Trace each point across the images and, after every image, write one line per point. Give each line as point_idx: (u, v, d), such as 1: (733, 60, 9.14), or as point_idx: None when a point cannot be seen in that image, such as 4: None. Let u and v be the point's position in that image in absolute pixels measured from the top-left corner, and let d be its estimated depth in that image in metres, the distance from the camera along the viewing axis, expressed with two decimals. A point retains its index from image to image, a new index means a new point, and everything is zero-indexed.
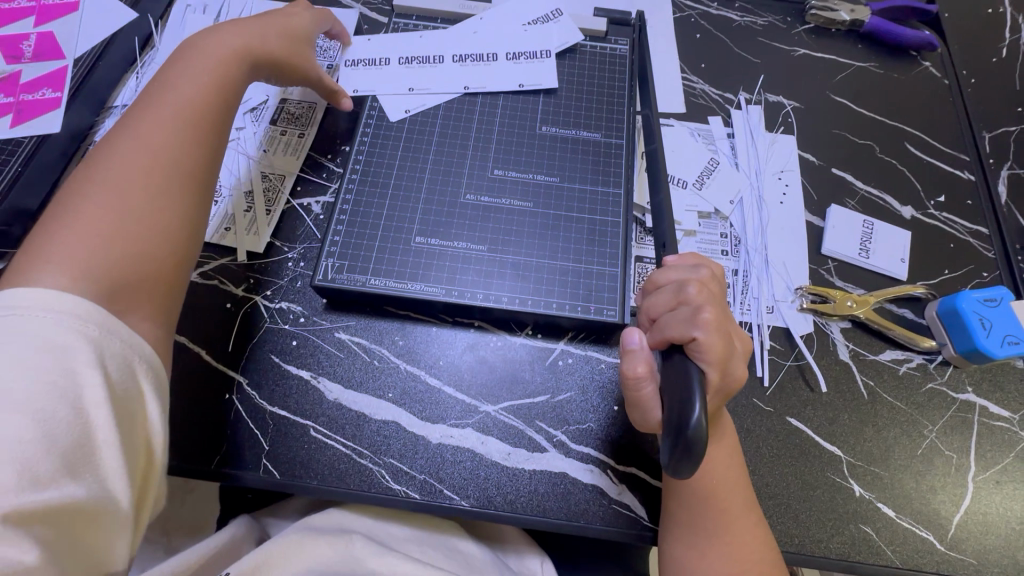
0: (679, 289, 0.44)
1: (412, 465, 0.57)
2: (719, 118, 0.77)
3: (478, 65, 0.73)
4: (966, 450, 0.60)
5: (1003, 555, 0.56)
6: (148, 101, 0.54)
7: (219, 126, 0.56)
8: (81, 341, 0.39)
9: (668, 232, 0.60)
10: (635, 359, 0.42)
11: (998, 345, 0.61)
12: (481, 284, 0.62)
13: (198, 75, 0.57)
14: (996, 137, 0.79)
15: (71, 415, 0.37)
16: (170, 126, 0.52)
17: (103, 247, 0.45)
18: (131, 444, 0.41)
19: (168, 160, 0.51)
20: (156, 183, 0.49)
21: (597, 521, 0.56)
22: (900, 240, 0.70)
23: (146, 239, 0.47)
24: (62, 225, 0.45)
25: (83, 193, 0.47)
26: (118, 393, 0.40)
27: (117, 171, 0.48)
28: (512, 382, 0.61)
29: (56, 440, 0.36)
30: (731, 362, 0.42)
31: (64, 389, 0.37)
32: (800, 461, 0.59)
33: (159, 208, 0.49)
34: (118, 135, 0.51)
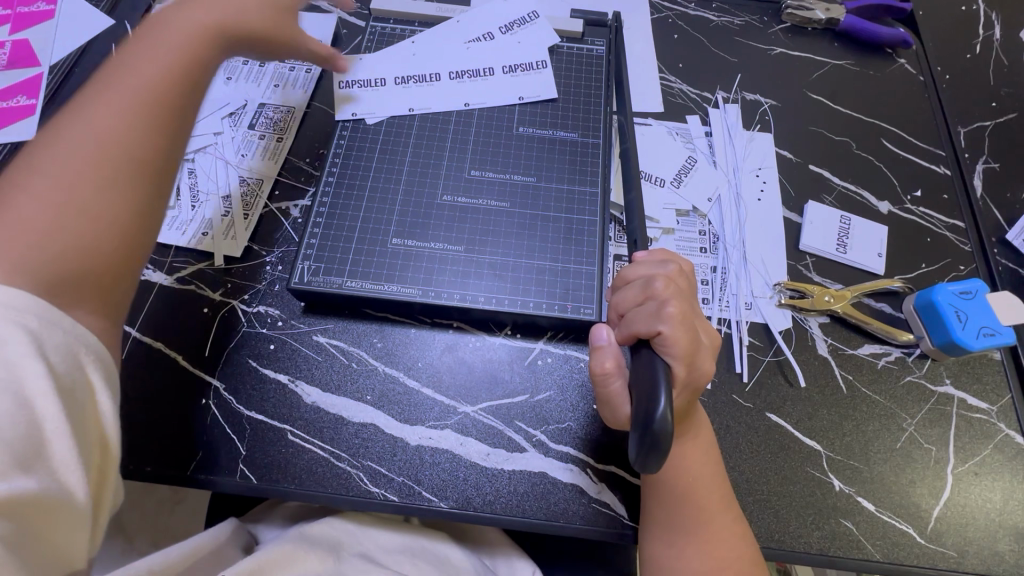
0: (646, 284, 0.44)
1: (390, 468, 0.57)
2: (696, 116, 0.78)
3: (476, 80, 0.72)
4: (944, 443, 0.61)
5: (982, 548, 0.56)
6: (108, 79, 0.50)
7: (185, 106, 0.51)
8: (20, 333, 0.37)
9: (639, 229, 0.60)
10: (602, 355, 0.43)
11: (974, 337, 0.61)
12: (458, 284, 0.62)
13: (156, 51, 0.51)
14: (971, 131, 0.80)
15: (17, 407, 0.36)
16: (123, 110, 0.48)
17: (43, 241, 0.42)
18: (82, 435, 0.39)
19: (119, 149, 0.47)
20: (104, 174, 0.46)
21: (576, 520, 0.56)
22: (877, 235, 0.71)
23: (90, 233, 0.44)
24: (5, 212, 0.42)
25: (26, 181, 0.44)
26: (66, 384, 0.39)
27: (62, 160, 0.45)
28: (490, 383, 0.61)
29: (3, 433, 0.35)
30: (699, 358, 0.42)
31: (6, 383, 0.36)
32: (779, 456, 0.59)
33: (106, 200, 0.45)
34: (66, 119, 0.47)
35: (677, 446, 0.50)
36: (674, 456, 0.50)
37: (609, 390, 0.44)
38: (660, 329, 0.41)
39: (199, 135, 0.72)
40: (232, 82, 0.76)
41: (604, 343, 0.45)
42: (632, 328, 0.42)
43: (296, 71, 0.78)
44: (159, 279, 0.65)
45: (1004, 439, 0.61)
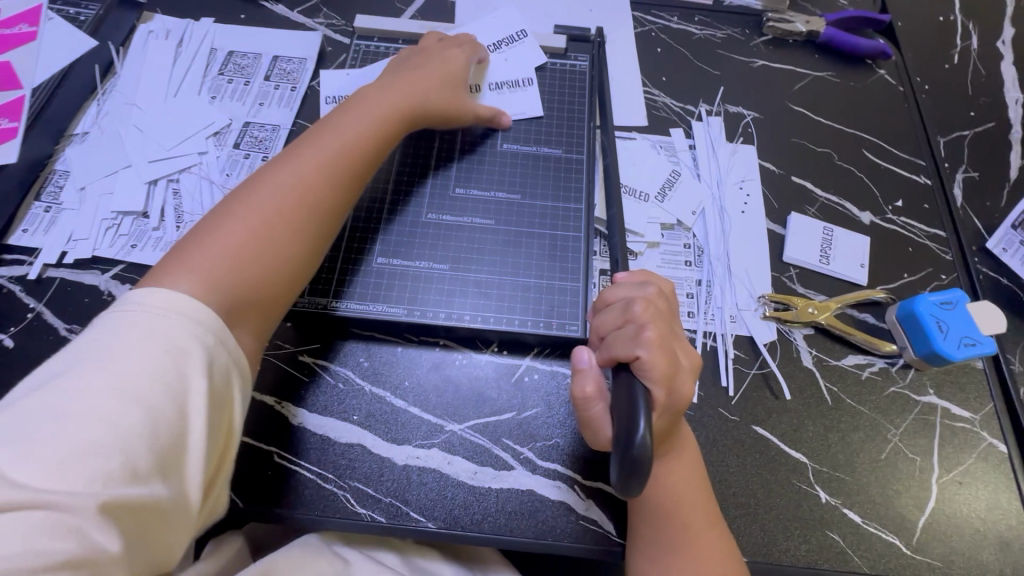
0: (625, 308, 0.45)
1: (377, 488, 0.57)
2: (680, 130, 0.78)
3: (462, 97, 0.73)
4: (929, 452, 0.61)
5: (968, 557, 0.57)
6: (311, 137, 0.57)
7: (365, 171, 0.58)
8: (198, 343, 0.41)
9: (619, 248, 0.61)
10: (584, 379, 0.44)
11: (955, 347, 0.62)
12: (443, 303, 0.62)
13: (362, 119, 0.60)
14: (950, 141, 0.81)
15: (176, 414, 0.38)
16: (326, 164, 0.55)
17: (238, 264, 0.48)
18: (212, 450, 0.41)
19: (315, 196, 0.54)
20: (298, 213, 0.52)
21: (564, 537, 0.56)
22: (859, 245, 0.71)
23: (273, 263, 0.50)
24: (208, 234, 0.49)
25: (236, 207, 0.51)
26: (215, 396, 0.41)
27: (271, 195, 0.52)
28: (477, 401, 0.61)
29: (159, 438, 0.37)
30: (677, 379, 0.42)
31: (176, 388, 0.39)
32: (766, 469, 0.59)
33: (290, 234, 0.51)
34: (281, 161, 0.55)
35: (662, 464, 0.50)
36: (658, 473, 0.50)
37: (591, 413, 0.44)
38: (638, 353, 0.41)
39: (183, 155, 0.72)
40: (217, 101, 0.76)
41: (585, 366, 0.45)
42: (611, 352, 0.43)
43: (280, 89, 0.78)
44: None
45: (988, 447, 0.62)
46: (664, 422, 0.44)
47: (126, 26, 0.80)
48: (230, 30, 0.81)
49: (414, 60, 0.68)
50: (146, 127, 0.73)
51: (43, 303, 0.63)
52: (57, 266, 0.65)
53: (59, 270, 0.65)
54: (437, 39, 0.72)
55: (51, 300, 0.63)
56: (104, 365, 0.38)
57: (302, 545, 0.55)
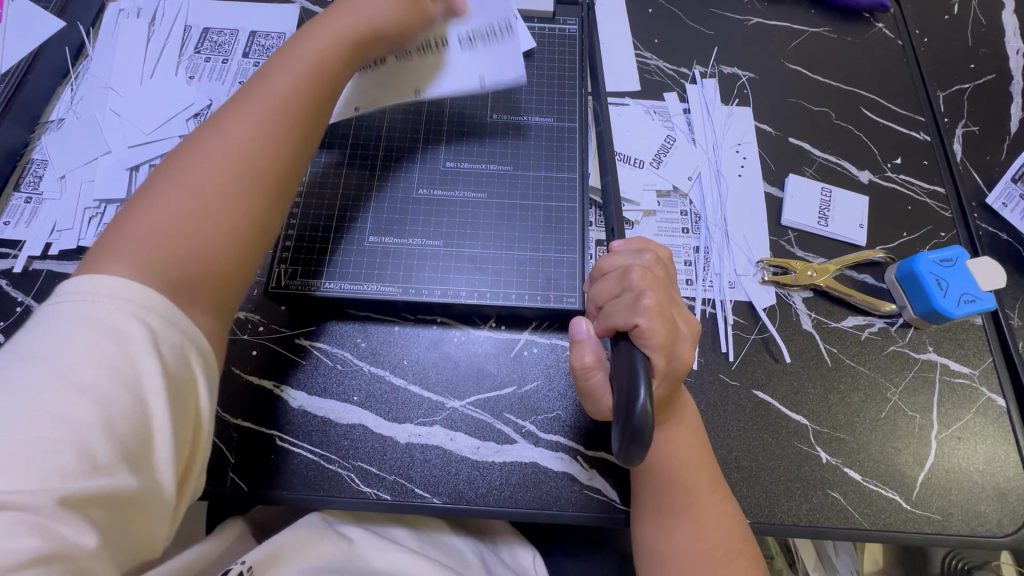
0: (622, 276, 0.44)
1: (381, 466, 0.57)
2: (674, 93, 0.76)
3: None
4: (928, 409, 0.61)
5: (967, 509, 0.58)
6: (241, 95, 0.51)
7: (306, 125, 0.51)
8: (142, 329, 0.39)
9: (615, 218, 0.59)
10: (582, 350, 0.43)
11: (955, 304, 0.61)
12: (438, 279, 0.61)
13: (296, 66, 0.52)
14: (950, 95, 0.79)
15: (129, 401, 0.37)
16: (255, 125, 0.49)
17: (168, 248, 0.43)
18: (180, 433, 0.40)
19: (247, 161, 0.47)
20: (231, 185, 0.46)
21: (569, 507, 0.56)
22: (858, 206, 0.70)
23: (210, 244, 0.45)
24: (135, 216, 0.44)
25: (161, 183, 0.46)
26: (175, 379, 0.39)
27: (200, 167, 0.46)
28: (477, 376, 0.61)
29: (116, 428, 0.36)
30: (678, 347, 0.42)
31: (126, 375, 0.37)
32: (766, 433, 0.60)
33: (224, 208, 0.46)
34: (208, 128, 0.49)
35: (663, 434, 0.50)
36: (659, 442, 0.50)
37: (591, 384, 0.44)
38: (637, 321, 0.40)
39: (164, 138, 0.70)
40: (195, 81, 0.74)
41: (583, 337, 0.45)
42: (609, 322, 0.42)
43: (260, 66, 0.75)
44: None
45: (987, 402, 0.62)
46: (665, 390, 0.43)
47: (95, 6, 0.76)
48: (204, 6, 0.78)
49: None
50: (123, 111, 0.71)
51: (33, 297, 0.62)
52: (42, 258, 0.64)
53: (46, 261, 0.64)
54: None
55: (41, 292, 0.62)
56: (52, 357, 0.36)
57: (302, 523, 0.55)
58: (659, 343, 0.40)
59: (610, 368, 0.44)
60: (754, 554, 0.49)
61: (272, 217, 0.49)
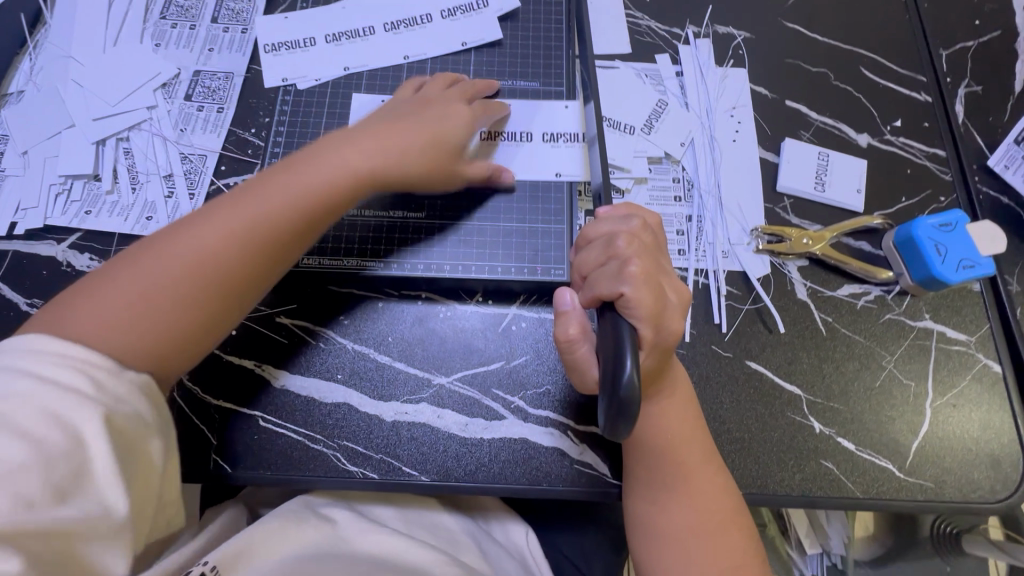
0: (608, 243, 0.42)
1: (368, 445, 0.56)
2: (666, 55, 0.73)
3: (413, 30, 0.68)
4: (923, 377, 0.60)
5: (960, 477, 0.57)
6: (244, 191, 0.50)
7: (287, 245, 0.50)
8: (82, 381, 0.38)
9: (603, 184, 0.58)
10: (567, 323, 0.41)
11: (953, 270, 0.60)
12: (421, 253, 0.60)
13: (301, 178, 0.50)
14: (953, 53, 0.76)
15: (69, 442, 0.36)
16: (240, 230, 0.47)
17: (115, 333, 0.43)
18: (130, 472, 0.39)
19: (213, 269, 0.46)
20: (189, 286, 0.46)
21: (559, 482, 0.56)
22: (856, 170, 0.68)
23: (152, 340, 0.44)
24: (95, 294, 0.44)
25: (129, 266, 0.45)
26: (119, 421, 0.39)
27: (164, 260, 0.45)
28: (464, 352, 0.59)
29: (54, 470, 0.35)
30: (668, 319, 0.40)
31: (66, 418, 0.37)
32: (759, 404, 0.59)
33: (179, 307, 0.45)
34: (192, 220, 0.48)
35: (653, 408, 0.48)
36: (650, 416, 0.48)
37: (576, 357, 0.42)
38: (623, 290, 0.38)
39: (131, 111, 0.66)
40: (161, 49, 0.70)
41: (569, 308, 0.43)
42: (595, 291, 0.40)
43: (230, 32, 0.71)
44: None
45: (984, 369, 0.61)
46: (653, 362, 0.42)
47: None
48: None
49: (399, 116, 0.57)
50: (85, 82, 0.67)
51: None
52: (8, 238, 0.61)
53: (12, 242, 0.61)
54: (439, 92, 0.60)
55: (8, 274, 0.60)
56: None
57: (284, 511, 0.55)
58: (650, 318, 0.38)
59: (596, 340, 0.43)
60: (745, 526, 0.48)
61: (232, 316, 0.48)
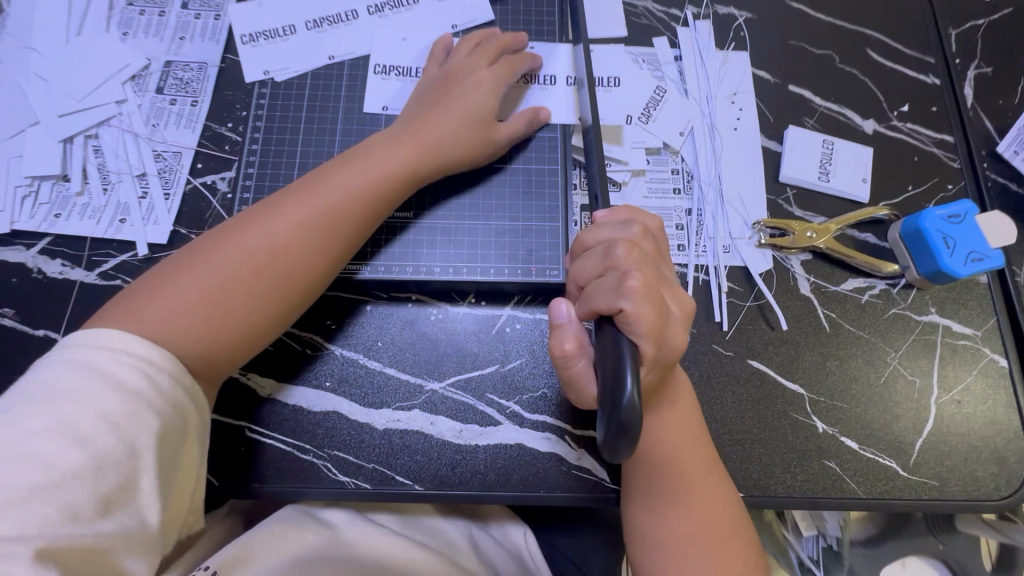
0: (607, 252, 0.40)
1: (359, 455, 0.54)
2: (664, 39, 0.69)
3: (400, 12, 0.63)
4: (929, 373, 0.59)
5: (964, 474, 0.56)
6: (303, 188, 0.51)
7: (343, 245, 0.51)
8: (146, 389, 0.41)
9: (599, 187, 0.54)
10: (563, 336, 0.39)
11: (961, 264, 0.57)
12: (409, 254, 0.57)
13: (352, 179, 0.51)
14: (963, 33, 0.72)
15: (124, 452, 0.38)
16: (296, 231, 0.49)
17: (188, 326, 0.46)
18: (168, 483, 0.42)
19: (276, 266, 0.48)
20: (253, 282, 0.48)
21: (556, 488, 0.54)
22: (862, 158, 0.65)
23: (222, 333, 0.47)
24: (168, 287, 0.46)
25: (199, 259, 0.48)
26: (167, 432, 0.41)
27: (229, 259, 0.47)
28: (458, 356, 0.57)
29: (103, 480, 0.37)
30: (670, 331, 0.38)
31: (122, 426, 0.39)
32: (761, 404, 0.57)
33: (243, 304, 0.47)
34: (255, 216, 0.50)
35: (657, 416, 0.46)
36: (654, 425, 0.46)
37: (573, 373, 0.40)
38: (621, 306, 0.36)
39: (99, 105, 0.63)
40: (130, 38, 0.66)
41: (564, 320, 0.41)
42: (592, 305, 0.38)
43: (202, 18, 0.67)
44: (81, 276, 0.58)
45: (990, 363, 0.60)
46: (654, 376, 0.40)
47: None
48: None
49: (433, 98, 0.56)
50: (49, 75, 0.63)
51: None
52: None
53: None
54: (465, 61, 0.57)
55: None
56: (51, 405, 0.38)
57: (279, 518, 0.53)
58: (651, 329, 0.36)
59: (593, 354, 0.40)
60: (747, 532, 0.47)
61: (291, 313, 0.50)
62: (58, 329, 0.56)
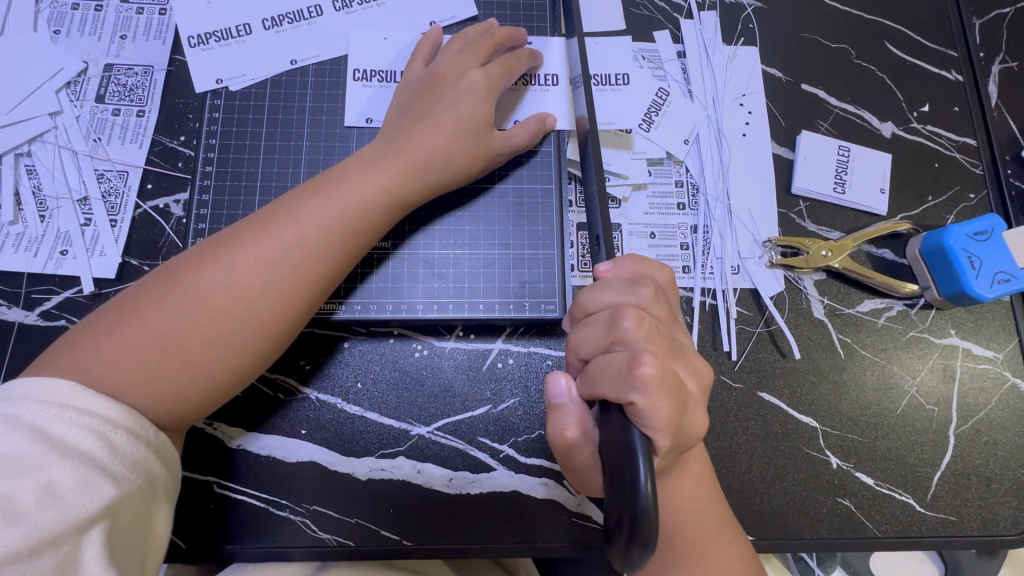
0: (613, 325, 0.37)
1: (341, 509, 0.50)
2: (666, 32, 0.63)
3: (370, 7, 0.56)
4: (948, 400, 0.56)
5: (982, 508, 0.53)
6: (272, 215, 0.44)
7: (322, 281, 0.44)
8: (99, 450, 0.35)
9: (601, 224, 0.44)
10: (562, 423, 0.38)
11: (989, 286, 0.53)
12: (390, 292, 0.51)
13: (331, 207, 0.44)
14: (988, 23, 0.67)
15: (65, 528, 0.32)
16: (265, 268, 0.42)
17: (138, 383, 0.39)
18: (125, 555, 0.36)
19: (242, 310, 0.41)
20: (215, 329, 0.41)
21: (555, 539, 0.50)
22: (880, 166, 0.60)
23: (179, 388, 0.40)
24: (115, 335, 0.40)
25: (152, 301, 0.41)
26: (124, 499, 0.35)
27: (187, 300, 0.40)
28: (446, 396, 0.52)
29: (38, 562, 0.31)
30: (682, 413, 0.36)
31: (66, 497, 0.33)
32: (773, 440, 0.54)
33: (202, 353, 0.40)
34: (217, 249, 0.43)
35: (670, 479, 0.43)
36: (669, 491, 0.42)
37: (578, 458, 0.39)
38: (633, 399, 0.34)
39: (30, 118, 0.55)
40: (62, 38, 0.58)
41: (565, 400, 0.39)
42: (597, 390, 0.36)
43: (145, 14, 0.59)
44: (20, 316, 0.51)
45: (1012, 389, 0.56)
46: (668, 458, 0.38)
47: None
48: None
49: (418, 109, 0.49)
50: None
51: None
52: None
53: None
54: (453, 61, 0.50)
55: None
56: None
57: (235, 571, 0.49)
58: (661, 417, 0.34)
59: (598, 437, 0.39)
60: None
61: (264, 359, 0.44)
62: None
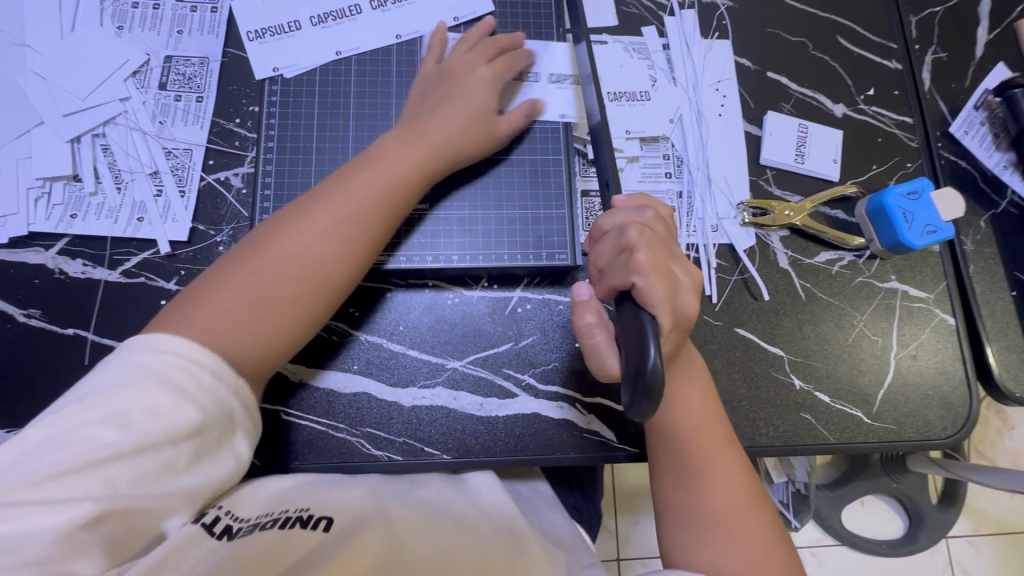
0: (621, 235, 0.47)
1: (389, 430, 0.59)
2: (653, 28, 0.73)
3: (402, 6, 0.65)
4: (889, 333, 0.67)
5: (916, 420, 0.65)
6: (329, 190, 0.53)
7: (374, 242, 0.53)
8: (188, 385, 0.43)
9: (611, 171, 0.54)
10: (583, 310, 0.49)
11: (918, 235, 0.65)
12: (428, 246, 0.61)
13: (378, 179, 0.53)
14: (922, 20, 0.78)
15: (163, 442, 0.41)
16: (328, 233, 0.51)
17: (237, 329, 0.48)
18: (210, 464, 0.44)
19: (315, 269, 0.50)
20: (295, 284, 0.50)
21: (570, 450, 0.60)
22: (833, 140, 0.72)
23: (270, 332, 0.49)
24: (213, 293, 0.48)
25: (239, 267, 0.50)
26: (206, 425, 0.43)
27: (272, 264, 0.49)
28: (475, 336, 0.62)
29: (142, 464, 0.41)
30: (675, 295, 0.46)
31: (163, 419, 0.41)
32: (746, 365, 0.64)
33: (289, 306, 0.50)
34: (287, 221, 0.51)
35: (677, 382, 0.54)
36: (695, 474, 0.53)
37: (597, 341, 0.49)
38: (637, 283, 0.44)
39: (104, 104, 0.63)
40: (125, 33, 0.65)
41: (586, 297, 0.50)
42: (611, 284, 0.47)
43: (199, 10, 0.66)
44: (104, 275, 0.59)
45: (941, 322, 0.68)
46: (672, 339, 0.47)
47: None
48: None
49: (433, 99, 0.58)
50: (48, 73, 0.63)
51: None
52: None
53: None
54: (463, 60, 0.60)
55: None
56: (104, 395, 0.41)
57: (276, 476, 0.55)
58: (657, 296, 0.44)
59: (613, 327, 0.49)
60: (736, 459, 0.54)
61: (331, 309, 0.53)
62: (86, 327, 0.58)
